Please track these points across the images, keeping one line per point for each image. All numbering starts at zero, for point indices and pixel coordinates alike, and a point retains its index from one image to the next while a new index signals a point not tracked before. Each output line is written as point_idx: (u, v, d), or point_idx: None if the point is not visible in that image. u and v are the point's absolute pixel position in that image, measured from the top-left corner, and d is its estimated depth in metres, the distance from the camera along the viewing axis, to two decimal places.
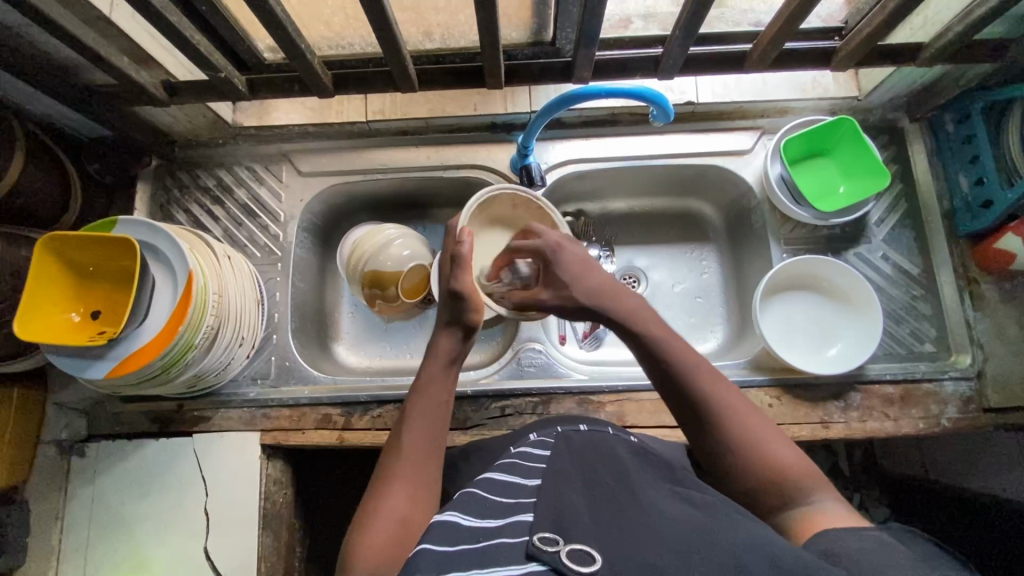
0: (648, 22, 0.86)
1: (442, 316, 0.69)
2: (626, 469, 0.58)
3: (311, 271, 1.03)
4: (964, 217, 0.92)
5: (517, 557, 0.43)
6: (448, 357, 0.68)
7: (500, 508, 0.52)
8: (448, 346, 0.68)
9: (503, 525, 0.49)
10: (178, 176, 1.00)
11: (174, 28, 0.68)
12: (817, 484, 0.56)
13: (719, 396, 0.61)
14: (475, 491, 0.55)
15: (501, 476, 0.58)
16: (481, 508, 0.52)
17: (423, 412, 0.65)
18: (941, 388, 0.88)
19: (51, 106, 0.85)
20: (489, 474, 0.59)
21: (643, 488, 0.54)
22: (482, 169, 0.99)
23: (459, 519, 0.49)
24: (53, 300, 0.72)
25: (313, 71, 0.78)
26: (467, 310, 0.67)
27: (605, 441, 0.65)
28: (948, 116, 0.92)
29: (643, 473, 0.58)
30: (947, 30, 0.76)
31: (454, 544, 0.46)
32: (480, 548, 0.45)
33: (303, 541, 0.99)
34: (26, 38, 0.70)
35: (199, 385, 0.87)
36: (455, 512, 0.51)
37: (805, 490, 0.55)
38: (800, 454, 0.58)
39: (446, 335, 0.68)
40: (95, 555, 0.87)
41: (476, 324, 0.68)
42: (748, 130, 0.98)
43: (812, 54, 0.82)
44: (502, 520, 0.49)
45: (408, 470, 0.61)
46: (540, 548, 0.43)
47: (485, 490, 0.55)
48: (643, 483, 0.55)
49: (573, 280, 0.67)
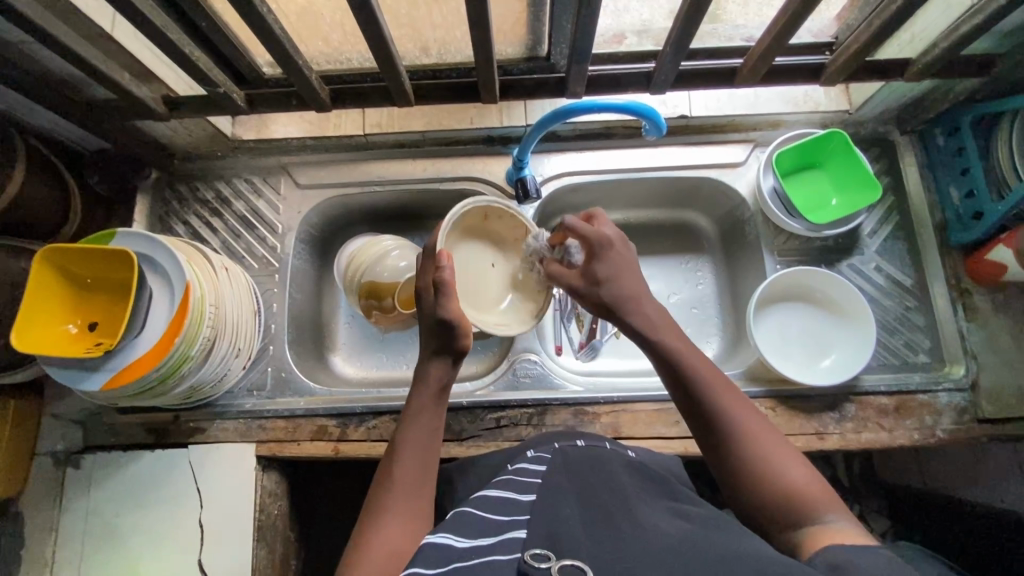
0: (643, 36, 0.87)
1: (428, 345, 0.68)
2: (622, 485, 0.58)
3: (307, 282, 1.03)
4: (957, 227, 0.92)
5: (510, 574, 0.43)
6: (439, 385, 0.68)
7: (494, 525, 0.52)
8: (440, 373, 0.68)
9: (497, 543, 0.49)
10: (177, 188, 1.01)
11: (173, 44, 0.69)
12: (830, 503, 0.55)
13: (735, 410, 0.61)
14: (471, 510, 0.55)
15: (498, 494, 0.58)
16: (475, 527, 0.52)
17: (414, 441, 0.65)
18: (935, 399, 0.89)
19: (51, 120, 0.86)
20: (485, 492, 0.59)
21: (637, 504, 0.54)
22: (478, 181, 1.00)
23: (452, 541, 0.50)
24: (51, 313, 0.73)
25: (310, 86, 0.79)
26: (457, 337, 0.67)
27: (602, 456, 0.65)
28: (938, 129, 0.93)
29: (640, 489, 0.58)
30: (934, 46, 0.77)
31: (445, 564, 0.46)
32: (473, 566, 0.45)
33: (297, 553, 0.98)
34: (28, 55, 0.72)
35: (195, 397, 0.87)
36: (448, 533, 0.51)
37: (818, 508, 0.54)
38: (814, 473, 0.58)
39: (435, 363, 0.68)
40: (89, 568, 0.87)
41: (467, 348, 0.68)
42: (741, 143, 0.99)
43: (802, 69, 0.83)
44: (496, 538, 0.49)
45: (400, 501, 0.61)
46: (531, 565, 0.44)
47: (479, 509, 0.55)
48: (639, 499, 0.56)
49: (610, 287, 0.68)
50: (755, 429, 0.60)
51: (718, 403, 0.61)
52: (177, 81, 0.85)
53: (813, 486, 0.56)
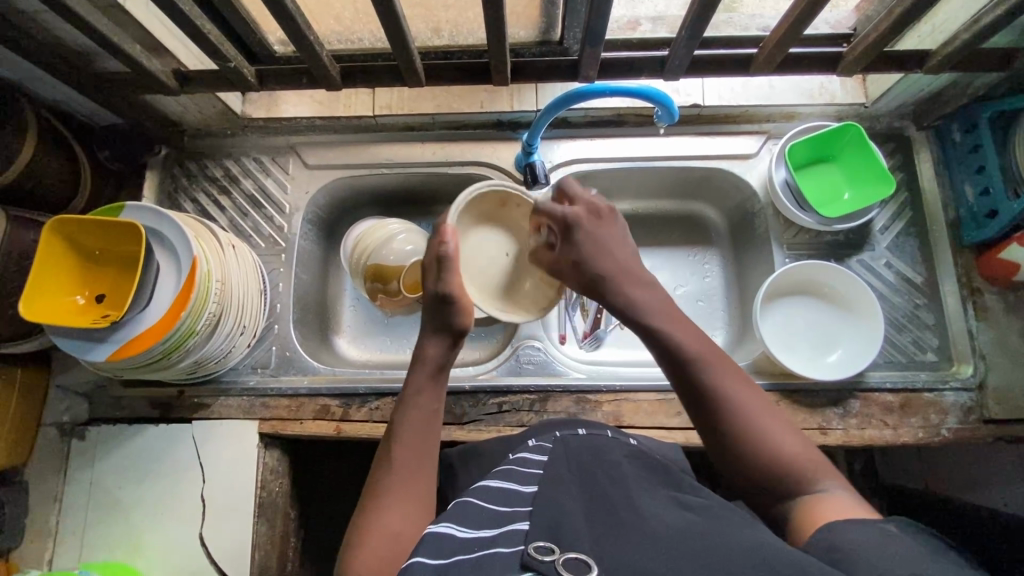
0: (657, 23, 0.86)
1: (429, 322, 0.69)
2: (625, 475, 0.57)
3: (313, 263, 1.04)
4: (970, 226, 0.91)
5: (512, 566, 0.43)
6: (437, 365, 0.68)
7: (495, 515, 0.52)
8: (437, 353, 0.68)
9: (499, 534, 0.49)
10: (186, 165, 1.01)
11: (186, 17, 0.69)
12: (825, 474, 0.56)
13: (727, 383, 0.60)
14: (472, 500, 0.55)
15: (497, 484, 0.58)
16: (478, 517, 0.52)
17: (413, 424, 0.65)
18: (941, 398, 0.88)
19: (63, 92, 0.86)
20: (485, 482, 0.59)
21: (640, 494, 0.54)
22: (486, 166, 0.99)
23: (454, 530, 0.50)
24: (58, 283, 0.73)
25: (321, 62, 0.78)
26: (455, 313, 0.68)
27: (603, 445, 0.65)
28: (955, 125, 0.92)
29: (643, 478, 0.58)
30: (954, 37, 0.76)
31: (448, 554, 0.46)
32: (476, 558, 0.45)
33: (298, 531, 0.99)
34: (40, 24, 0.72)
35: (199, 372, 0.87)
36: (451, 523, 0.51)
37: (813, 480, 0.56)
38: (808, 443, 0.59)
39: (433, 342, 0.69)
40: (92, 537, 0.88)
41: (467, 327, 0.69)
42: (754, 134, 0.98)
43: (819, 58, 0.81)
44: (498, 529, 0.49)
45: (400, 486, 0.61)
46: (535, 558, 0.43)
47: (481, 499, 0.55)
48: (641, 488, 0.55)
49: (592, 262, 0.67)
50: (741, 395, 0.60)
51: (715, 379, 0.60)
52: (188, 55, 0.84)
53: (808, 455, 0.57)
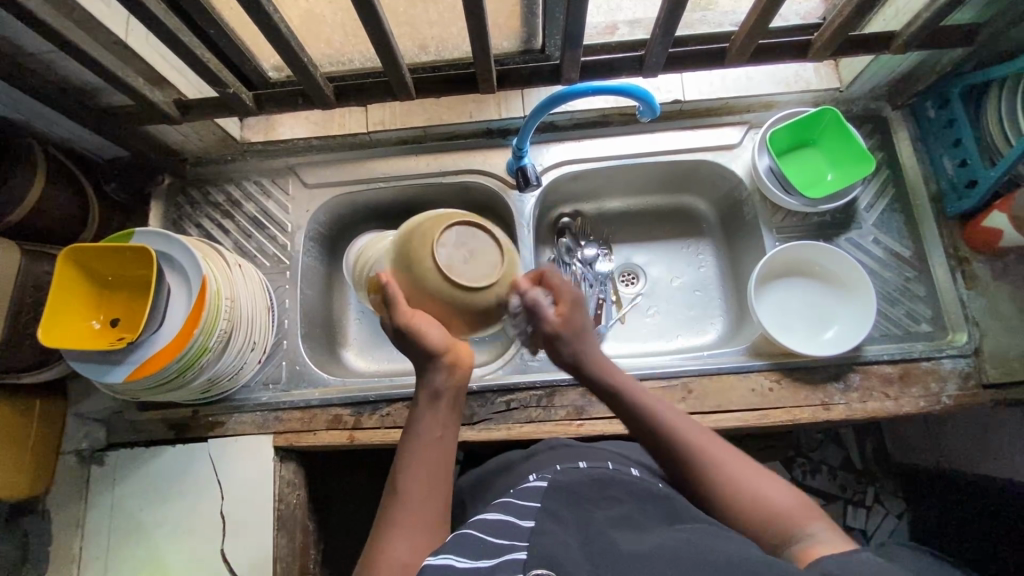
0: (634, 27, 0.93)
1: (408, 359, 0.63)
2: (623, 510, 0.58)
3: (318, 279, 1.06)
4: (952, 198, 0.94)
5: None
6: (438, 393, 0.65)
7: (492, 547, 0.53)
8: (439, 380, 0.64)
9: (496, 565, 0.50)
10: (190, 193, 1.05)
11: (186, 48, 0.72)
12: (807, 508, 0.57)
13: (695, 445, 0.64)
14: (471, 533, 0.56)
15: (497, 517, 0.58)
16: (475, 549, 0.53)
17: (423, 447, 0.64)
18: (939, 365, 0.90)
19: (69, 129, 0.90)
20: (486, 515, 0.59)
21: (639, 527, 0.55)
22: (480, 173, 1.03)
23: (454, 563, 0.51)
24: (75, 311, 0.76)
25: (316, 84, 0.82)
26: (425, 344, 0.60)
27: (605, 474, 0.65)
28: (929, 102, 0.96)
29: (639, 510, 0.58)
30: (917, 17, 0.79)
31: None
32: None
33: (317, 544, 1.00)
34: (48, 64, 0.75)
35: (214, 390, 0.89)
36: (448, 555, 0.52)
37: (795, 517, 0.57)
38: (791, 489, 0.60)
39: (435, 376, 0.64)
40: (116, 560, 0.89)
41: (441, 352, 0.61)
42: (735, 125, 1.01)
43: (790, 47, 0.85)
44: (497, 559, 0.51)
45: (409, 512, 0.60)
46: None
47: (478, 532, 0.56)
48: (641, 524, 0.55)
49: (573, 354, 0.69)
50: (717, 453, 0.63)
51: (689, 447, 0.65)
52: (188, 86, 0.88)
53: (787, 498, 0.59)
